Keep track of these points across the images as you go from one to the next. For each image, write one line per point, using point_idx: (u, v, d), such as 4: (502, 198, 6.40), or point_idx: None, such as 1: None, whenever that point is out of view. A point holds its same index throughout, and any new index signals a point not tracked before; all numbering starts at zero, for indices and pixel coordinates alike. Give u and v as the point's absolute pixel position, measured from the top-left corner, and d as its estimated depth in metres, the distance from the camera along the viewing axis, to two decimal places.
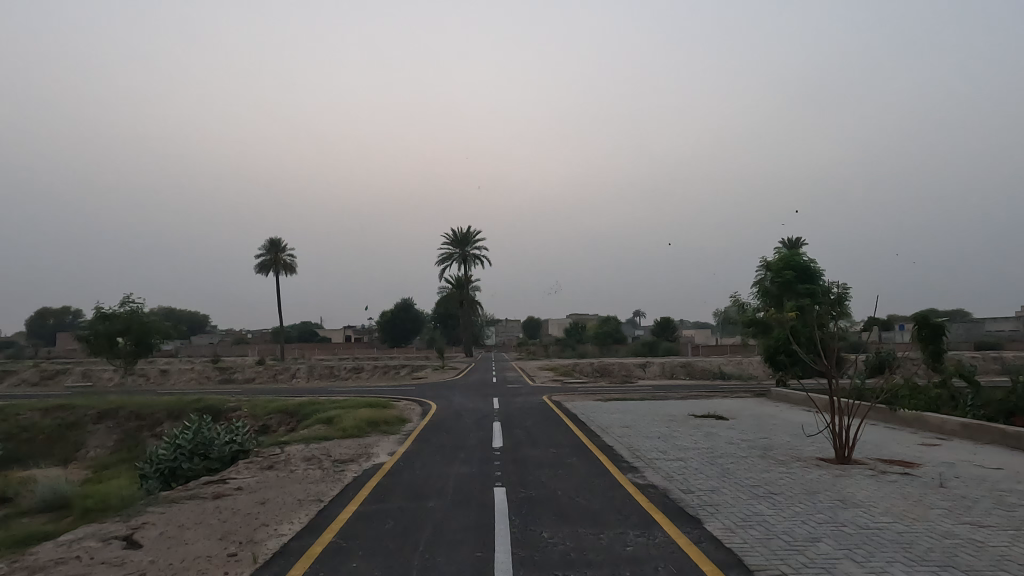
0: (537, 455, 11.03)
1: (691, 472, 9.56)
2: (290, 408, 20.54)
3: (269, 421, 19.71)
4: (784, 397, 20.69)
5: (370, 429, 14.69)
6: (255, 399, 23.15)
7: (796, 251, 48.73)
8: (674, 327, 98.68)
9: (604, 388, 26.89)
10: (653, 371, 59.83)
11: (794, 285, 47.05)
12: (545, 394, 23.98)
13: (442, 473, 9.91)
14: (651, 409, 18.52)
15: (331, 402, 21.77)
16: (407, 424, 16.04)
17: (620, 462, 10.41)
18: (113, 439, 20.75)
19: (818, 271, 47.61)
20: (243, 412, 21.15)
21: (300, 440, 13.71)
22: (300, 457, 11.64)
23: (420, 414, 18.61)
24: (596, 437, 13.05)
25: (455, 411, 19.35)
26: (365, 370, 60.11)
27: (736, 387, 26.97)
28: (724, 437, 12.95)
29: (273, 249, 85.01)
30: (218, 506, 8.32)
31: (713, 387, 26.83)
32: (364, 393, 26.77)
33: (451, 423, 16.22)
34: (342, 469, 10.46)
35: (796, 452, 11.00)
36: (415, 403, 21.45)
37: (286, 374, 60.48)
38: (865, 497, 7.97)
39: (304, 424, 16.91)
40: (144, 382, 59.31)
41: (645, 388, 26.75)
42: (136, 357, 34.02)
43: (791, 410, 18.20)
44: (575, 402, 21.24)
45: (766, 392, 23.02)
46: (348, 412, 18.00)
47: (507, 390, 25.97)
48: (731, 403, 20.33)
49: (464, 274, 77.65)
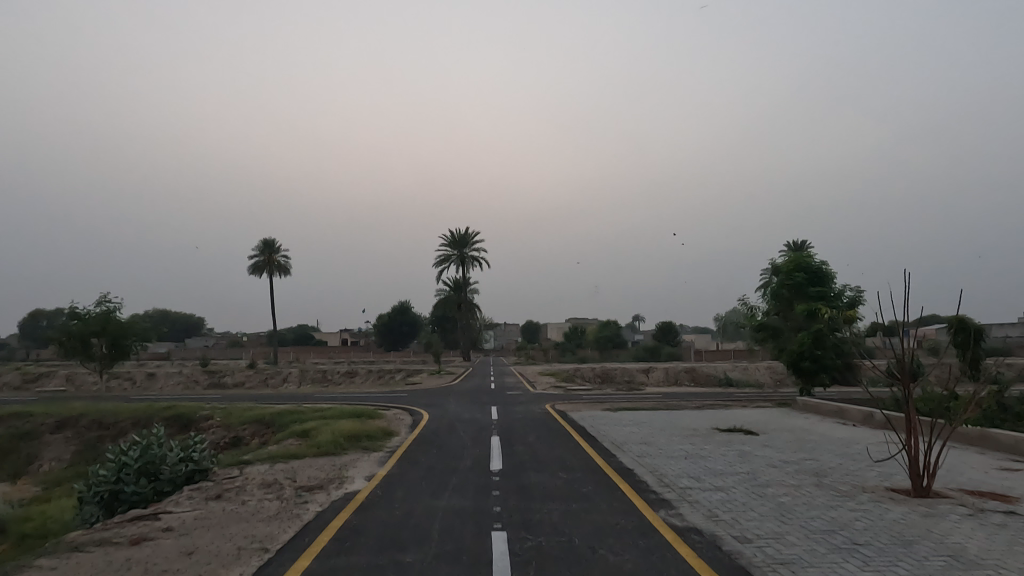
0: (544, 483, 9.17)
1: (739, 510, 7.60)
2: (267, 417, 18.58)
3: (242, 433, 17.75)
4: (811, 407, 18.69)
5: (349, 446, 12.71)
6: (232, 407, 21.22)
7: (807, 252, 46.44)
8: (675, 332, 96.91)
9: (612, 396, 24.90)
10: (657, 377, 57.88)
11: (806, 288, 44.82)
12: (548, 403, 22.07)
13: (427, 508, 8.01)
14: (668, 421, 16.58)
15: (313, 412, 19.83)
16: (392, 439, 14.05)
17: (648, 494, 8.47)
18: (71, 451, 18.84)
19: (830, 274, 45.33)
20: (216, 421, 19.23)
21: (265, 459, 11.73)
22: (259, 483, 9.66)
23: (410, 426, 16.68)
24: (612, 458, 11.10)
25: (448, 422, 17.47)
26: (359, 375, 58.17)
27: (753, 395, 25.10)
28: (764, 458, 10.98)
29: (268, 249, 83.01)
30: (129, 557, 6.35)
31: (728, 395, 24.94)
32: (352, 400, 24.88)
33: (443, 438, 14.30)
34: (304, 501, 8.46)
35: (858, 480, 9.06)
36: (404, 412, 19.52)
37: (277, 378, 58.51)
38: (980, 551, 6.07)
39: (277, 439, 14.92)
40: (130, 386, 57.30)
41: (656, 396, 24.79)
42: (112, 361, 32.17)
43: (824, 422, 16.26)
44: (582, 412, 19.27)
45: (789, 402, 21.13)
46: (329, 423, 16.05)
47: (506, 397, 24.11)
48: (753, 414, 18.36)
49: (463, 275, 75.79)
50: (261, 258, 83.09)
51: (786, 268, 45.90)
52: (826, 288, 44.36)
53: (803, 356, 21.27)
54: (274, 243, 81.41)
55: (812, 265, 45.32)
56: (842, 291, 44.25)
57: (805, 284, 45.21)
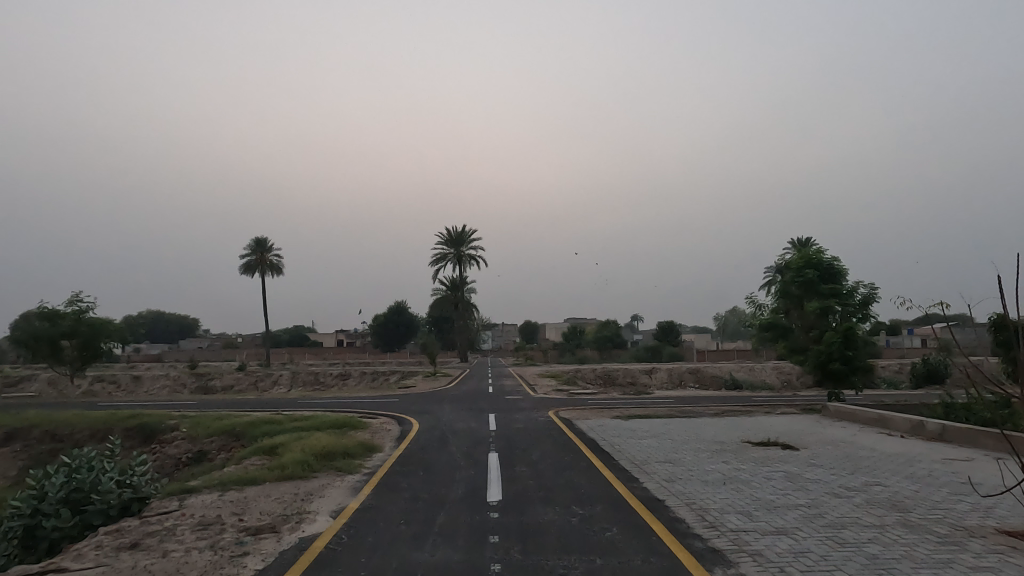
0: (555, 524, 7.23)
1: (822, 570, 5.65)
2: (237, 429, 16.58)
3: (207, 447, 15.74)
4: (848, 415, 16.78)
5: (320, 467, 10.73)
6: (201, 415, 19.24)
7: (818, 248, 44.57)
8: (676, 332, 95.03)
9: (619, 400, 22.98)
10: (660, 378, 55.99)
11: (817, 285, 42.88)
12: (551, 409, 20.12)
13: (401, 564, 6.10)
14: (690, 432, 14.59)
15: (290, 421, 17.85)
16: (374, 457, 12.07)
17: (693, 543, 6.53)
18: (19, 467, 16.92)
19: (842, 270, 43.35)
20: (181, 433, 17.24)
21: (215, 484, 9.73)
22: (195, 522, 7.64)
23: (395, 439, 14.73)
24: (635, 485, 9.13)
25: (439, 433, 15.57)
26: (352, 377, 56.12)
27: (773, 399, 23.23)
28: (821, 485, 9.03)
29: (259, 248, 80.90)
30: None
31: (746, 400, 23.03)
32: (337, 407, 22.96)
33: (433, 454, 12.37)
34: (245, 553, 6.48)
35: (954, 520, 7.14)
36: (392, 421, 17.57)
37: (268, 381, 56.56)
38: None
39: (241, 456, 12.89)
40: (114, 390, 55.29)
41: (667, 401, 22.91)
42: (83, 364, 30.17)
43: (867, 434, 14.34)
44: (589, 421, 17.33)
45: (818, 408, 19.24)
46: (303, 435, 14.07)
47: (505, 403, 22.21)
48: (782, 423, 16.40)
49: (460, 274, 73.89)
50: (252, 257, 81.01)
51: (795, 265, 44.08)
52: (838, 284, 42.36)
53: (831, 357, 19.33)
54: (266, 242, 79.38)
55: (823, 261, 43.42)
56: (855, 288, 42.24)
57: (816, 282, 43.23)
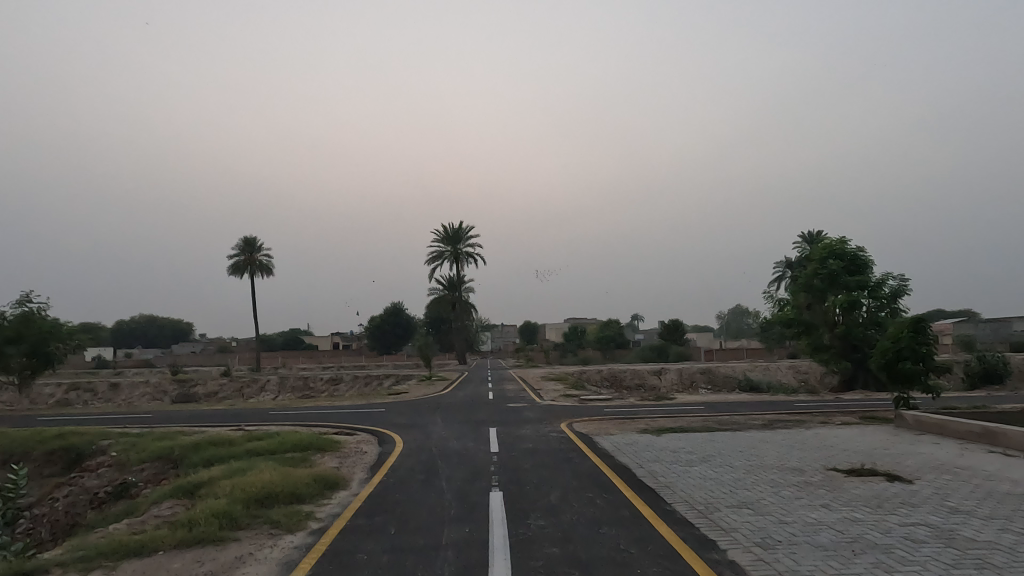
0: None
1: None
2: (176, 452, 13.31)
3: (135, 478, 12.52)
4: (936, 427, 13.55)
5: (246, 523, 7.47)
6: (143, 434, 15.98)
7: (842, 238, 40.95)
8: (682, 330, 91.59)
9: (641, 409, 19.74)
10: (670, 379, 52.81)
11: (842, 278, 39.30)
12: (564, 422, 16.87)
13: None
14: (749, 455, 11.31)
15: (247, 440, 14.62)
16: (333, 500, 8.82)
17: None
18: None
19: (868, 261, 39.72)
20: (108, 458, 14.04)
21: (78, 557, 6.44)
22: None
23: (370, 466, 11.50)
24: (718, 559, 5.90)
25: (427, 456, 12.37)
26: (344, 382, 52.87)
27: (822, 406, 19.91)
28: (1010, 557, 5.77)
29: (248, 249, 77.63)
30: None
31: (790, 407, 19.72)
32: (313, 420, 19.65)
33: (415, 493, 9.17)
34: None
35: None
36: (370, 441, 14.34)
37: (254, 387, 53.22)
38: None
39: (157, 496, 9.60)
40: (90, 399, 52.08)
41: (698, 410, 19.62)
42: (33, 373, 26.93)
43: (980, 453, 11.09)
44: (613, 437, 14.06)
45: (886, 418, 15.98)
46: (249, 464, 10.78)
47: (509, 414, 18.92)
48: (854, 439, 13.13)
49: (456, 272, 70.98)
50: (241, 257, 77.66)
51: (817, 258, 40.52)
52: (865, 276, 39.11)
53: (901, 354, 16.15)
54: (255, 241, 76.08)
55: (848, 253, 39.86)
56: (884, 281, 39.44)
57: (840, 275, 39.58)
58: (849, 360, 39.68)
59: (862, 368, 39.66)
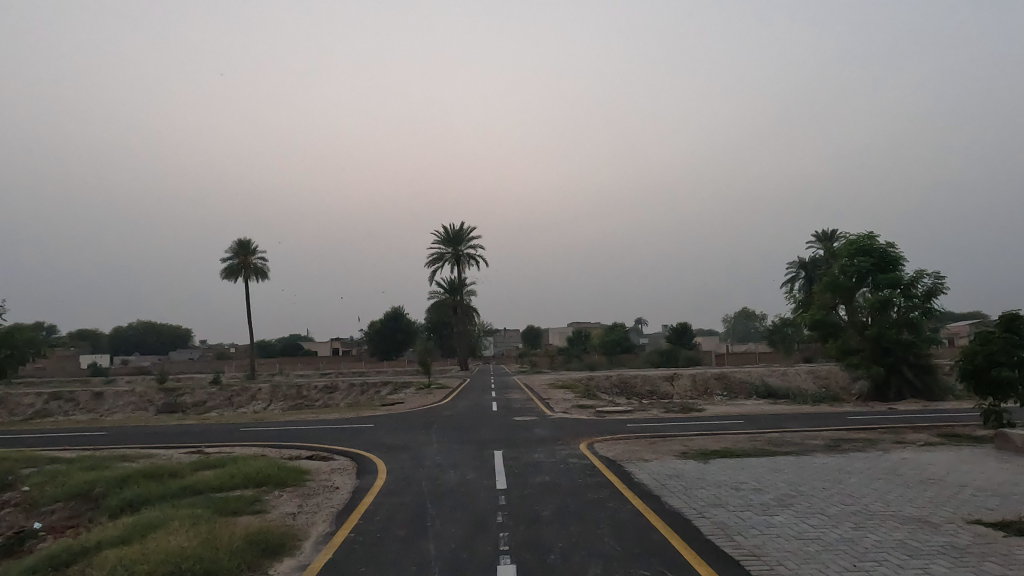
0: None
1: None
2: (98, 489, 10.50)
3: (37, 525, 9.70)
4: None
5: None
6: (75, 461, 13.18)
7: (869, 233, 38.04)
8: (690, 334, 88.72)
9: (673, 425, 16.86)
10: (683, 386, 49.81)
11: (873, 275, 36.45)
12: (584, 443, 14.00)
13: None
14: (842, 498, 8.45)
15: (196, 471, 11.80)
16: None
17: None
18: None
19: (900, 258, 36.89)
20: (19, 495, 11.22)
21: None
22: None
23: (338, 511, 8.67)
24: None
25: (412, 494, 9.57)
26: (339, 391, 50.03)
27: (883, 421, 17.03)
28: None
29: (242, 250, 74.98)
30: None
31: (845, 421, 16.82)
32: (288, 439, 16.78)
33: (387, 564, 6.38)
34: None
35: None
36: (346, 472, 11.51)
37: (245, 396, 50.43)
38: None
39: (29, 565, 6.81)
40: (72, 409, 49.32)
41: (738, 425, 16.73)
42: None
43: None
44: (650, 466, 11.22)
45: (978, 438, 13.12)
46: (171, 514, 7.95)
47: (516, 431, 16.10)
48: (961, 468, 10.24)
49: (457, 275, 68.23)
50: (235, 259, 75.05)
51: (844, 254, 37.71)
52: (898, 274, 36.29)
53: (995, 360, 13.25)
54: (249, 243, 73.51)
55: (878, 248, 36.91)
56: (917, 278, 36.62)
57: (870, 272, 36.70)
58: (880, 364, 36.31)
59: (895, 372, 36.30)
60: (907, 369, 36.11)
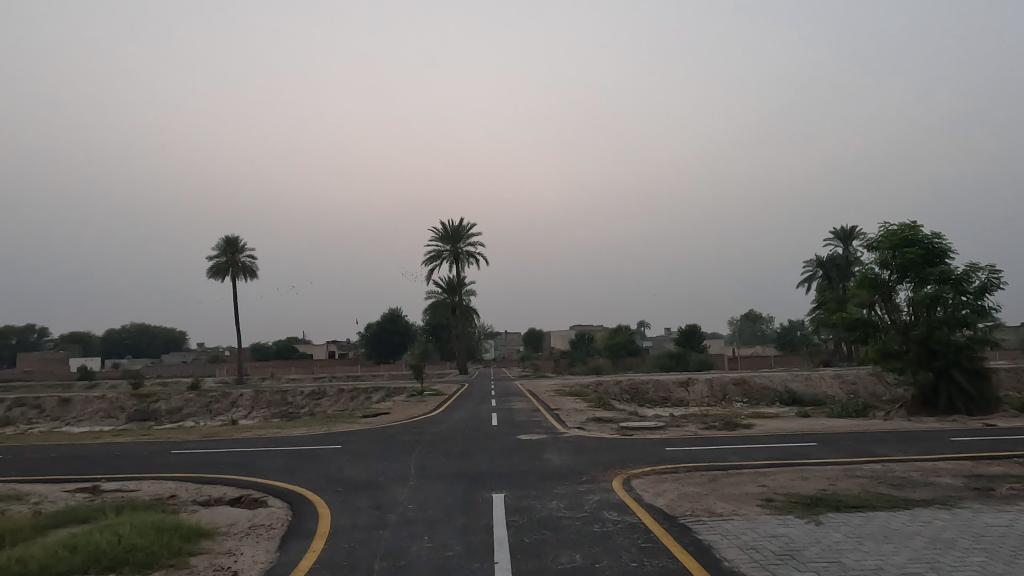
0: None
1: None
2: None
3: None
4: None
5: None
6: None
7: (911, 222, 33.91)
8: (699, 336, 84.69)
9: (726, 452, 12.81)
10: (700, 392, 45.75)
11: (918, 269, 32.31)
12: (617, 481, 9.93)
13: None
14: None
15: (42, 534, 7.75)
16: None
17: None
18: None
19: (948, 249, 32.80)
20: None
21: None
22: None
23: None
24: None
25: None
26: (327, 397, 46.04)
27: (999, 443, 13.03)
28: None
29: (229, 248, 71.10)
30: None
31: (952, 445, 12.79)
32: (225, 468, 12.82)
33: None
34: None
35: None
36: (264, 539, 7.46)
37: (225, 402, 46.49)
38: None
39: None
40: (35, 418, 45.38)
41: (813, 449, 12.77)
42: None
43: None
44: (734, 530, 7.18)
45: None
46: None
47: (523, 458, 12.11)
48: None
49: (456, 275, 64.22)
50: (223, 258, 71.18)
51: (882, 246, 33.58)
52: (946, 267, 32.22)
53: None
54: (238, 240, 69.72)
55: (922, 239, 32.78)
56: (968, 273, 32.56)
57: (915, 265, 32.55)
58: (928, 369, 32.20)
59: (945, 378, 32.22)
60: (958, 373, 32.05)
